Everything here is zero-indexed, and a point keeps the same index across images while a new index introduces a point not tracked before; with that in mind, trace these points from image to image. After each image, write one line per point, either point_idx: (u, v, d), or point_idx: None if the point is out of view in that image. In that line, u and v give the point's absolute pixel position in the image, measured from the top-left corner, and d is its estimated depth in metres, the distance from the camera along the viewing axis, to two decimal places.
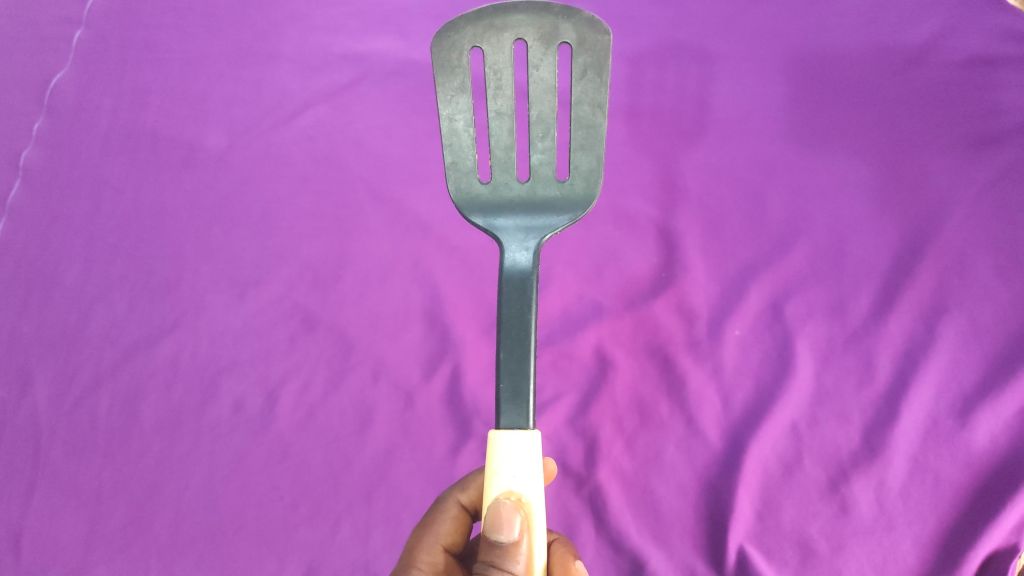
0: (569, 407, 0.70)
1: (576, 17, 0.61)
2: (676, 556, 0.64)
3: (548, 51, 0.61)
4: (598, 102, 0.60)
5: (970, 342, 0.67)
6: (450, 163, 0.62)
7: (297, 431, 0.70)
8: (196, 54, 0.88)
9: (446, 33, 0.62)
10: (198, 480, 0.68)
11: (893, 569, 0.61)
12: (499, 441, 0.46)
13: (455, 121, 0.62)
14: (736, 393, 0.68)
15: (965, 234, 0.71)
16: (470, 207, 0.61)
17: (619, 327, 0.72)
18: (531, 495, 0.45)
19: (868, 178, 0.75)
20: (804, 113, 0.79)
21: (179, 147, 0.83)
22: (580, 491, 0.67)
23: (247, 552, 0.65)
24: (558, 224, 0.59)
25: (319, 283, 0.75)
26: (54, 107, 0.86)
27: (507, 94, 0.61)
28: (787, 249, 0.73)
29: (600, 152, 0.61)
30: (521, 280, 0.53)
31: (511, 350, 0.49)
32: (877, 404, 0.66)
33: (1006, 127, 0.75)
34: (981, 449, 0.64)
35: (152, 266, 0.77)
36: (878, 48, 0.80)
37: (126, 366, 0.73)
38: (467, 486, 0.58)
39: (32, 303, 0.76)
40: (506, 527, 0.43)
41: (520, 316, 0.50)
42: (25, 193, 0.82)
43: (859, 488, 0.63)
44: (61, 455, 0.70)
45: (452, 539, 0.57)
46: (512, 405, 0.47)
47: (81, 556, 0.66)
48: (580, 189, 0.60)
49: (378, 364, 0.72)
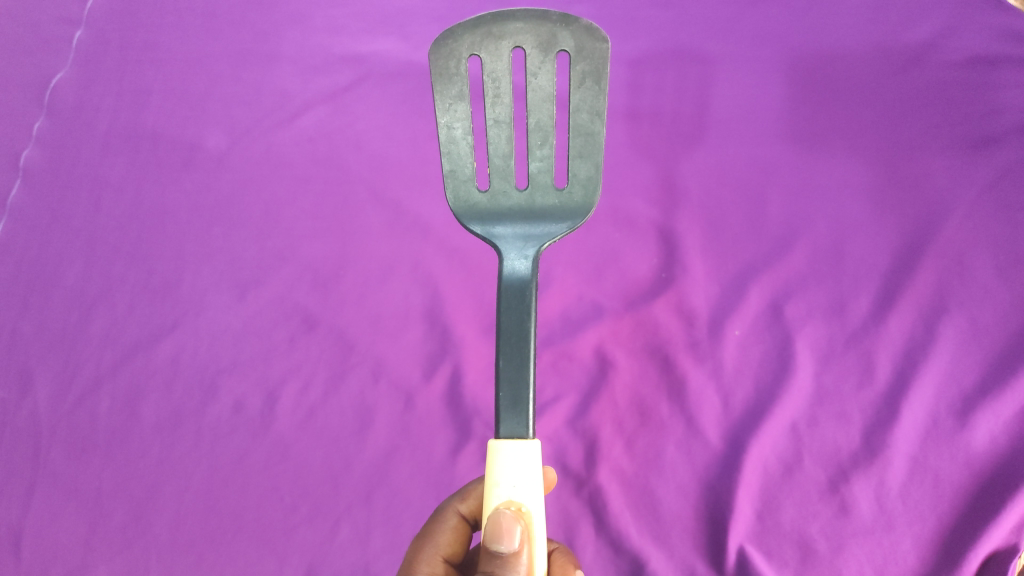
0: (569, 408, 0.70)
1: (574, 26, 0.61)
2: (677, 556, 0.64)
3: (546, 59, 0.61)
4: (597, 110, 0.60)
5: (970, 342, 0.68)
6: (448, 171, 0.62)
7: (297, 431, 0.70)
8: (196, 54, 0.88)
9: (444, 41, 0.62)
10: (198, 480, 0.68)
11: (892, 568, 0.61)
12: (499, 451, 0.46)
13: (453, 129, 0.62)
14: (736, 393, 0.69)
15: (966, 234, 0.71)
16: (468, 214, 0.60)
17: (619, 328, 0.72)
18: (531, 505, 0.45)
19: (867, 178, 0.75)
20: (804, 113, 0.79)
21: (179, 147, 0.83)
22: (580, 492, 0.67)
23: (247, 552, 0.66)
24: (556, 232, 0.58)
25: (319, 283, 0.75)
26: (54, 108, 0.86)
27: (505, 102, 0.61)
28: (787, 249, 0.73)
29: (598, 159, 0.60)
30: (520, 289, 0.53)
31: (511, 360, 0.49)
32: (877, 404, 0.66)
33: (1006, 126, 0.75)
34: (981, 449, 0.64)
35: (152, 266, 0.77)
36: (879, 48, 0.80)
37: (126, 366, 0.73)
38: (467, 496, 0.58)
39: (32, 304, 0.76)
40: (507, 537, 0.42)
41: (519, 325, 0.50)
42: (25, 193, 0.82)
43: (859, 488, 0.63)
44: (61, 456, 0.70)
45: (452, 549, 0.57)
46: (512, 414, 0.47)
47: (81, 556, 0.66)
48: (579, 197, 0.60)
49: (378, 364, 0.72)
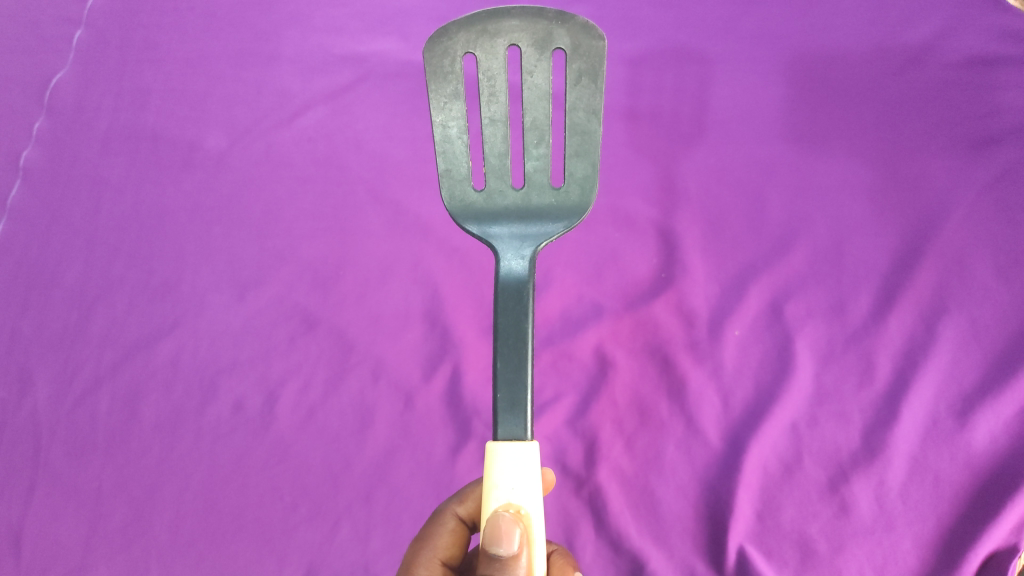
0: (568, 408, 0.70)
1: (571, 23, 0.60)
2: (677, 555, 0.64)
3: (543, 57, 0.60)
4: (594, 108, 0.60)
5: (970, 343, 0.67)
6: (444, 171, 0.61)
7: (297, 431, 0.70)
8: (195, 54, 0.88)
9: (438, 39, 0.62)
10: (198, 480, 0.68)
11: (893, 569, 0.61)
12: (497, 454, 0.45)
13: (448, 128, 0.62)
14: (736, 393, 0.69)
15: (966, 234, 0.71)
16: (465, 214, 0.60)
17: (619, 328, 0.72)
18: (530, 507, 0.44)
19: (867, 178, 0.75)
20: (803, 113, 0.79)
21: (179, 147, 0.83)
22: (579, 491, 0.67)
23: (247, 552, 0.66)
24: (553, 232, 0.58)
25: (319, 284, 0.75)
26: (55, 109, 0.86)
27: (501, 101, 0.61)
28: (787, 249, 0.73)
29: (595, 158, 0.60)
30: (517, 289, 0.52)
31: (508, 362, 0.48)
32: (877, 403, 0.66)
33: (1006, 126, 0.75)
34: (982, 450, 0.64)
35: (153, 266, 0.77)
36: (879, 48, 0.80)
37: (126, 366, 0.73)
38: (465, 498, 0.58)
39: (32, 303, 0.76)
40: (506, 540, 0.42)
41: (516, 325, 0.50)
42: (24, 193, 0.82)
43: (859, 488, 0.63)
44: (61, 455, 0.70)
45: (450, 552, 0.57)
46: (510, 416, 0.47)
47: (82, 555, 0.66)
48: (575, 196, 0.60)
49: (378, 364, 0.72)
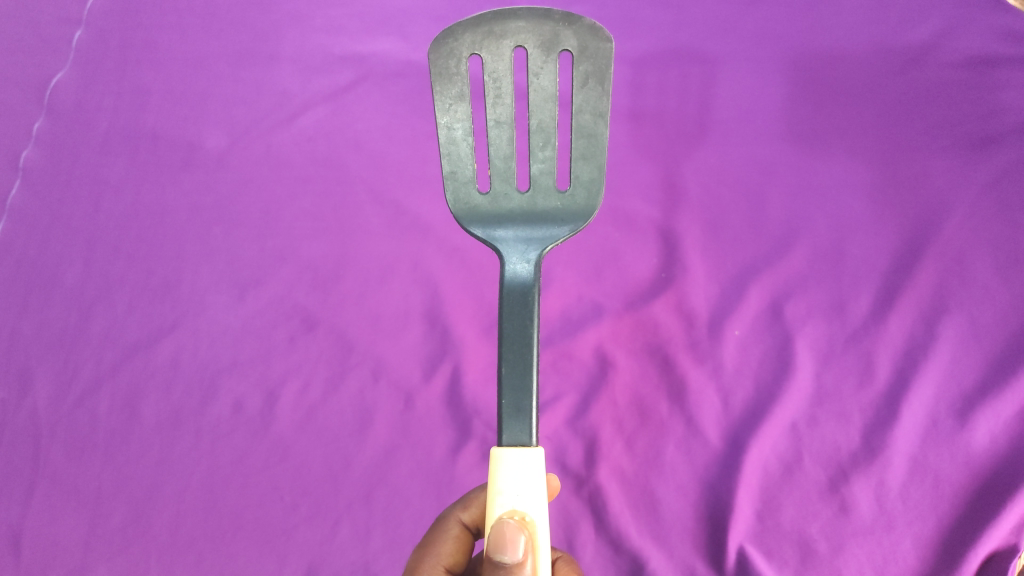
0: (568, 408, 0.70)
1: (578, 25, 0.61)
2: (676, 555, 0.64)
3: (549, 59, 0.61)
4: (600, 110, 0.60)
5: (969, 342, 0.68)
6: (448, 173, 0.61)
7: (297, 431, 0.70)
8: (195, 54, 0.88)
9: (444, 40, 0.62)
10: (198, 480, 0.68)
11: (893, 569, 0.61)
12: (501, 459, 0.46)
13: (453, 130, 0.61)
14: (736, 393, 0.69)
15: (966, 234, 0.71)
16: (469, 217, 0.60)
17: (619, 328, 0.72)
18: (535, 514, 0.44)
19: (867, 178, 0.75)
20: (803, 113, 0.79)
21: (179, 148, 0.83)
22: (580, 492, 0.67)
23: (247, 552, 0.66)
24: (559, 235, 0.58)
25: (319, 284, 0.75)
26: (54, 109, 0.86)
27: (507, 103, 0.61)
28: (787, 249, 0.73)
29: (601, 161, 0.60)
30: (523, 293, 0.53)
31: (513, 368, 0.48)
32: (877, 403, 0.66)
33: (1006, 126, 0.75)
34: (981, 450, 0.64)
35: (153, 267, 0.77)
36: (879, 48, 0.80)
37: (126, 366, 0.73)
38: (470, 504, 0.58)
39: (32, 303, 0.76)
40: (511, 547, 0.42)
41: (522, 330, 0.50)
42: (24, 194, 0.82)
43: (859, 488, 0.63)
44: (61, 455, 0.70)
45: (453, 559, 0.56)
46: (515, 421, 0.47)
47: (81, 556, 0.66)
48: (581, 199, 0.60)
49: (378, 364, 0.72)
